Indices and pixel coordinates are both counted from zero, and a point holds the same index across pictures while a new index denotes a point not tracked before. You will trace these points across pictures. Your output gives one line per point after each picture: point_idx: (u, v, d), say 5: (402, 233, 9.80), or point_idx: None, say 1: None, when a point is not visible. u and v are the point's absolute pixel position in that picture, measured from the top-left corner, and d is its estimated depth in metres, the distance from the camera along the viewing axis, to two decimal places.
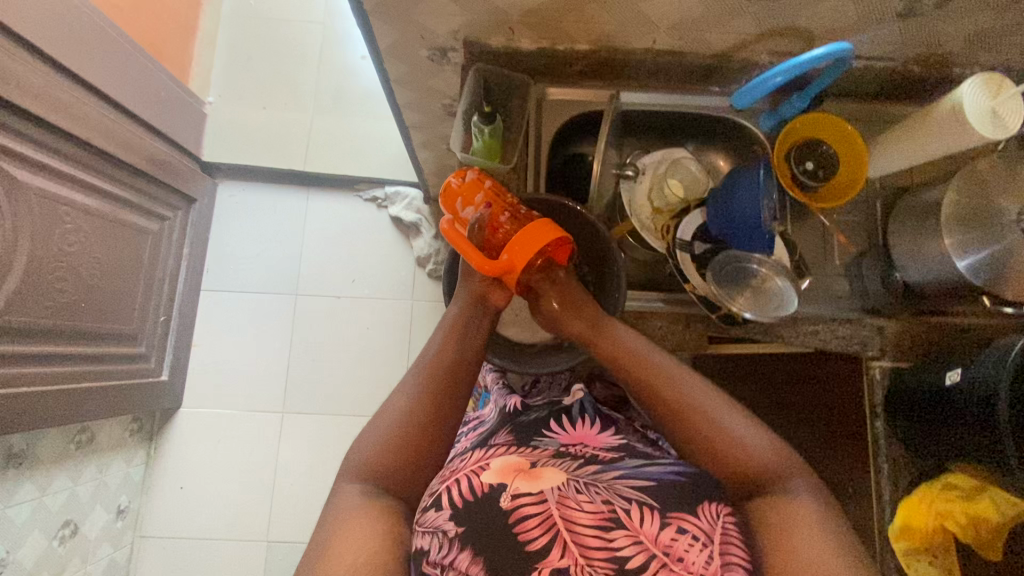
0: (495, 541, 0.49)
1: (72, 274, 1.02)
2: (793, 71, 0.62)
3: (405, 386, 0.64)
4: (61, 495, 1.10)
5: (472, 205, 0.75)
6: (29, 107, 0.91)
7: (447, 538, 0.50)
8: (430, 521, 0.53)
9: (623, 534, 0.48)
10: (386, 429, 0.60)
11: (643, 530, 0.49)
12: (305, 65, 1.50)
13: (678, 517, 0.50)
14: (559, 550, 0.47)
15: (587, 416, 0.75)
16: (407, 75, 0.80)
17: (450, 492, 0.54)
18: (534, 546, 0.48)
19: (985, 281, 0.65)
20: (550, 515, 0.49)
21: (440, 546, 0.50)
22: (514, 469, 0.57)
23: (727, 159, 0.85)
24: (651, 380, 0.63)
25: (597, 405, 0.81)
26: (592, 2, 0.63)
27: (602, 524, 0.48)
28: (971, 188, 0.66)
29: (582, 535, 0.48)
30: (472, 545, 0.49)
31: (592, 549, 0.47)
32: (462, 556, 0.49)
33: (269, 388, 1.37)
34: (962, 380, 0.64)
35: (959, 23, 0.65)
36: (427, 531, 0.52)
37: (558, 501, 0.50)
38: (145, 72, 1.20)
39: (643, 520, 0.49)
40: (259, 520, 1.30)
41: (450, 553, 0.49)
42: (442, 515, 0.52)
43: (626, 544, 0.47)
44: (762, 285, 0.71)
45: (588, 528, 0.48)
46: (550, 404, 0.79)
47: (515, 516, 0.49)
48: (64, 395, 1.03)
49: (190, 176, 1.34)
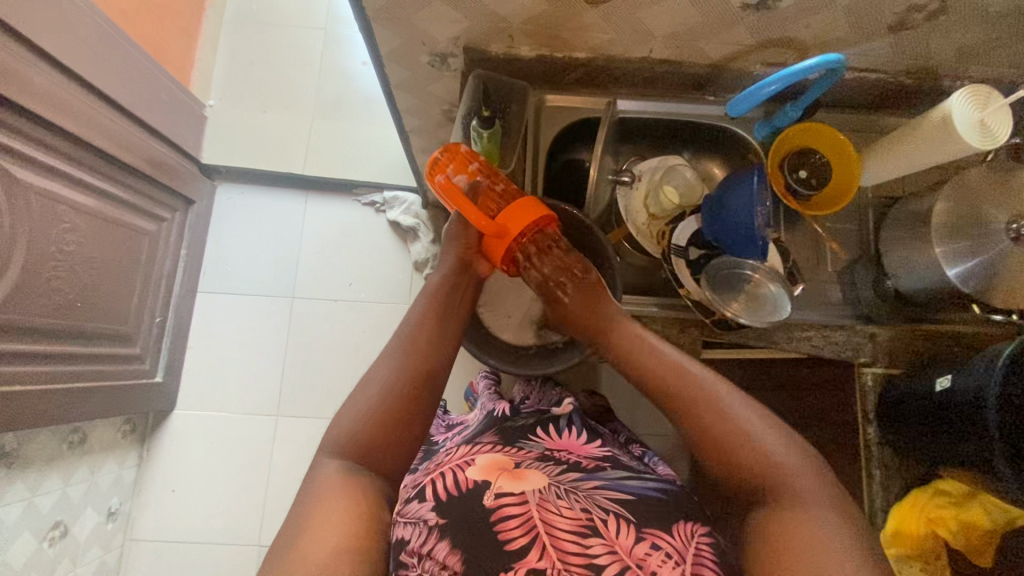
0: (473, 535, 0.52)
1: (69, 273, 1.02)
2: (788, 79, 0.62)
3: (385, 360, 0.67)
4: (52, 496, 1.09)
5: (466, 172, 0.74)
6: (30, 106, 0.91)
7: (426, 528, 0.55)
8: (413, 512, 0.57)
9: (600, 543, 0.51)
10: (364, 400, 0.62)
11: (619, 542, 0.52)
12: (305, 69, 1.51)
13: (654, 535, 0.54)
14: (538, 553, 0.51)
15: (574, 427, 0.76)
16: (408, 80, 0.82)
17: (435, 484, 0.59)
18: (512, 547, 0.51)
19: (974, 287, 0.67)
20: (531, 517, 0.52)
21: (420, 536, 0.55)
22: (498, 467, 0.61)
23: (723, 168, 0.84)
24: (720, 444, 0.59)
25: (586, 418, 0.81)
26: (590, 11, 0.65)
27: (580, 532, 0.52)
28: (960, 197, 0.67)
29: (561, 539, 0.51)
30: (449, 538, 0.53)
31: (570, 554, 0.50)
32: (440, 546, 0.53)
33: (264, 389, 1.36)
34: (951, 387, 0.65)
35: (949, 37, 0.66)
36: (409, 522, 0.57)
37: (538, 503, 0.54)
38: (147, 75, 1.21)
39: (618, 532, 0.53)
40: (251, 523, 1.30)
41: (428, 543, 0.54)
42: (425, 506, 0.57)
43: (602, 554, 0.51)
44: (755, 291, 0.72)
45: (566, 533, 0.51)
46: (539, 413, 0.80)
47: (498, 514, 0.53)
48: (56, 394, 1.02)
49: (189, 177, 1.35)
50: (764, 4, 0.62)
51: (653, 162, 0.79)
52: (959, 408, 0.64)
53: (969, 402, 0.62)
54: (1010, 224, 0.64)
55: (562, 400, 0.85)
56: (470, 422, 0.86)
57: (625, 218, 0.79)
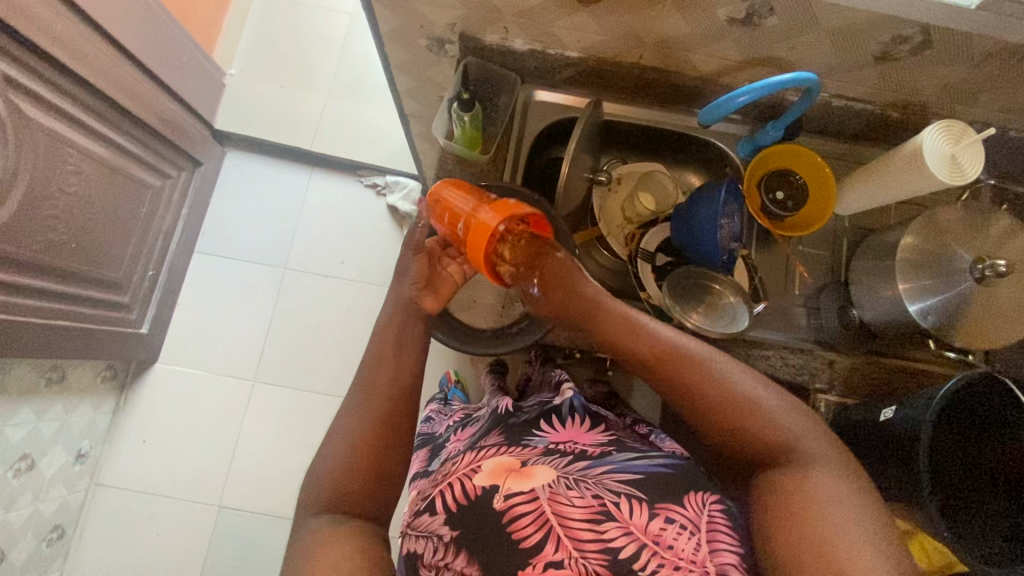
0: (487, 540, 0.49)
1: (66, 214, 1.05)
2: (759, 92, 0.62)
3: (351, 401, 0.64)
4: (23, 428, 1.10)
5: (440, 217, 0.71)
6: (49, 49, 0.95)
7: (441, 543, 0.52)
8: (425, 525, 0.55)
9: (614, 527, 0.48)
10: (339, 448, 0.59)
11: (633, 521, 0.48)
12: (327, 50, 1.55)
13: (666, 508, 0.50)
14: (554, 545, 0.47)
15: (577, 415, 0.69)
16: (406, 63, 0.84)
17: (444, 496, 0.54)
18: (529, 543, 0.48)
19: (933, 325, 0.65)
20: (542, 512, 0.48)
21: (434, 550, 0.53)
22: (505, 468, 0.55)
23: (700, 176, 0.87)
24: (734, 421, 0.55)
25: (587, 403, 0.73)
26: (581, 10, 0.66)
27: (595, 518, 0.48)
28: (929, 233, 0.67)
29: (575, 529, 0.47)
30: (466, 548, 0.50)
31: (585, 542, 0.47)
32: (456, 559, 0.51)
33: (246, 354, 1.39)
34: (892, 418, 0.66)
35: (935, 73, 0.67)
36: (421, 535, 0.55)
37: (550, 498, 0.50)
38: (173, 36, 1.25)
39: (632, 511, 0.49)
40: (214, 485, 1.32)
41: (444, 556, 0.52)
42: (436, 520, 0.54)
43: (617, 536, 0.47)
44: (714, 303, 0.73)
45: (580, 522, 0.48)
46: (541, 405, 0.73)
47: (510, 515, 0.49)
48: (40, 330, 1.05)
49: (199, 140, 1.39)
50: (750, 20, 0.63)
51: (633, 167, 0.83)
52: (894, 438, 0.65)
53: (905, 434, 0.63)
54: (975, 263, 0.64)
55: (562, 383, 0.78)
56: (473, 421, 0.79)
57: (599, 216, 0.82)
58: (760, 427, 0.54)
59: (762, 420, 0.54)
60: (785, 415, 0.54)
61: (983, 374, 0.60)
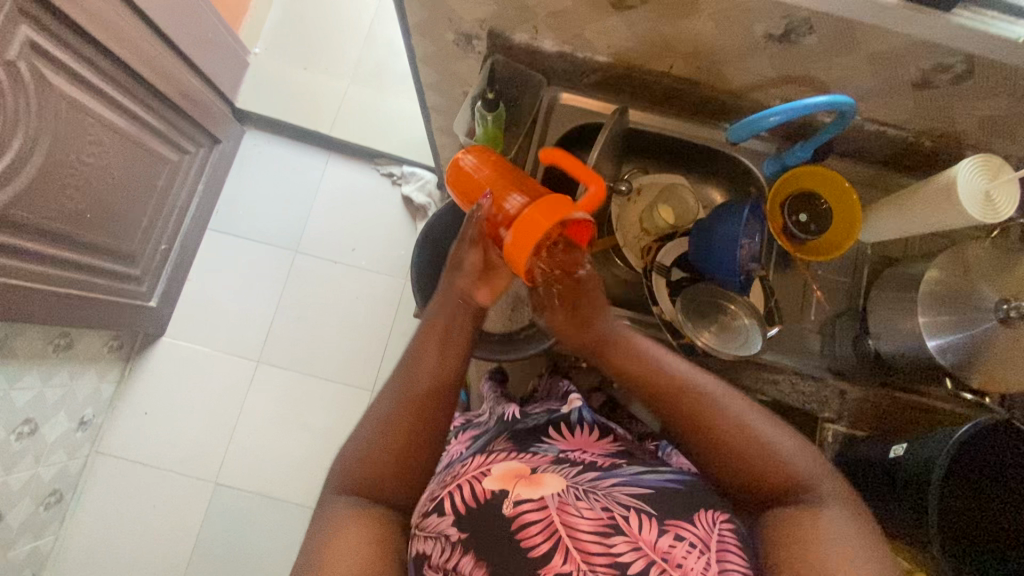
0: (495, 545, 0.47)
1: (83, 185, 1.05)
2: (792, 113, 0.61)
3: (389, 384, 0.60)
4: (29, 393, 1.12)
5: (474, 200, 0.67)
6: (76, 18, 0.95)
7: (449, 544, 0.49)
8: (432, 525, 0.51)
9: (623, 541, 0.45)
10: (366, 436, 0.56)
11: (643, 536, 0.46)
12: (352, 36, 1.55)
13: (675, 524, 0.47)
14: (562, 556, 0.45)
15: (586, 425, 0.68)
16: (431, 55, 0.82)
17: (453, 497, 0.52)
18: (536, 553, 0.46)
19: (951, 362, 0.64)
20: (552, 522, 0.46)
21: (442, 551, 0.50)
22: (515, 473, 0.53)
23: (723, 194, 0.85)
24: (734, 447, 0.53)
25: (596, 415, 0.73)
26: (613, 14, 0.65)
27: (602, 530, 0.46)
28: (954, 269, 0.65)
29: (583, 541, 0.45)
30: (473, 550, 0.48)
31: (594, 556, 0.44)
32: (465, 560, 0.48)
33: (250, 334, 1.39)
34: (904, 454, 0.65)
35: (973, 105, 0.65)
36: (428, 536, 0.51)
37: (559, 508, 0.47)
38: (200, 12, 1.24)
39: (641, 526, 0.46)
40: (211, 462, 1.32)
41: (452, 557, 0.49)
42: (444, 520, 0.51)
43: (626, 551, 0.45)
44: (729, 322, 0.72)
45: (589, 534, 0.45)
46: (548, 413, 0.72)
47: (518, 524, 0.47)
48: (53, 298, 1.05)
49: (219, 116, 1.39)
50: (788, 36, 0.62)
51: (655, 180, 0.83)
52: (906, 478, 0.63)
53: (917, 472, 0.61)
54: (999, 304, 0.63)
55: (571, 394, 0.75)
56: (475, 425, 0.78)
57: (616, 226, 0.81)
58: (758, 458, 0.52)
59: (763, 449, 0.52)
60: (797, 453, 0.52)
61: (997, 420, 0.58)
